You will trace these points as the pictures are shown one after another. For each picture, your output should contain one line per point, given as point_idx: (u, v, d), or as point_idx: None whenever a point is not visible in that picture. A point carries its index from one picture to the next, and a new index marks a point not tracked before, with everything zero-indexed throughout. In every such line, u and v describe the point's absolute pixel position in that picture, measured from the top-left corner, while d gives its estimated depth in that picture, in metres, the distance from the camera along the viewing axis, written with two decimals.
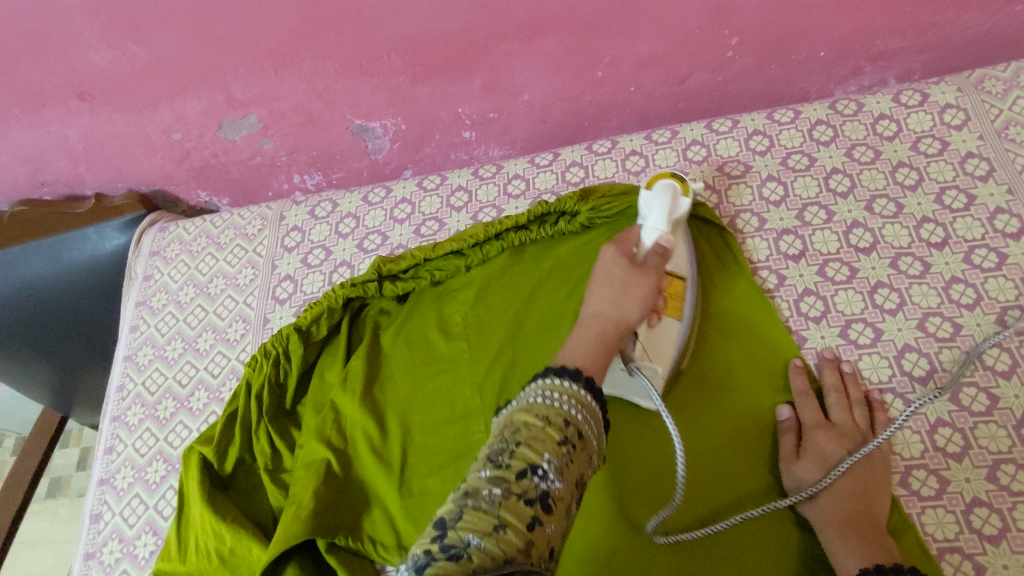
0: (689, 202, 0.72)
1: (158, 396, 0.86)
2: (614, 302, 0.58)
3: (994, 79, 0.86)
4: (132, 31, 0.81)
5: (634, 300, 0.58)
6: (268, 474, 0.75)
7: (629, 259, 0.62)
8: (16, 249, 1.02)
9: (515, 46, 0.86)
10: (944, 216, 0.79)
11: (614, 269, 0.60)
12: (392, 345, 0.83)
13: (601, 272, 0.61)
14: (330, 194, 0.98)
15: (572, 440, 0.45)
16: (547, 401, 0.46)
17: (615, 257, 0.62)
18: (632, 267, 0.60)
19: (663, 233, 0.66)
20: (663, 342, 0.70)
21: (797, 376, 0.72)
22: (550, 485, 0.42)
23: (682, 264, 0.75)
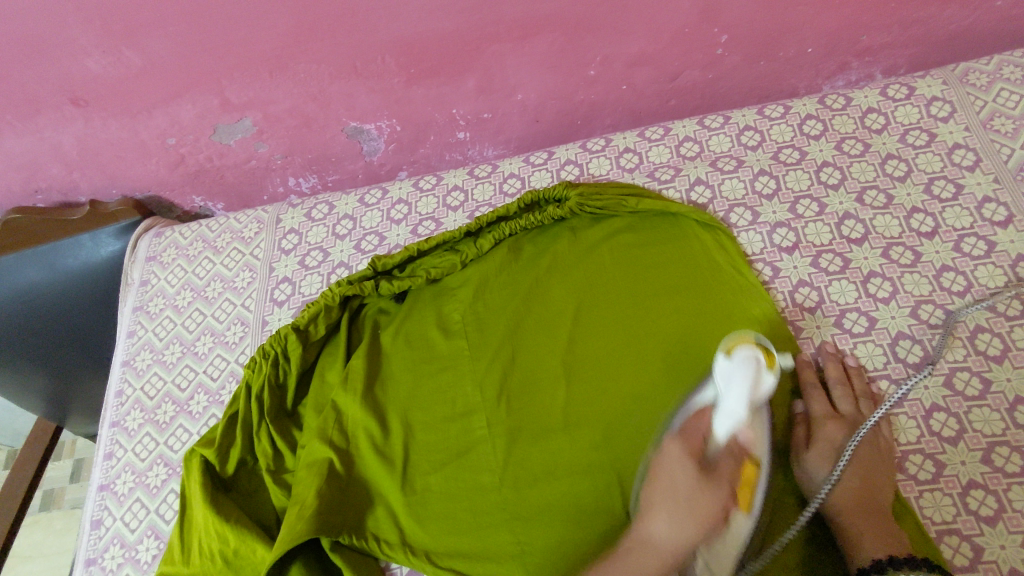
0: (774, 380, 0.56)
1: (157, 401, 0.86)
2: (671, 528, 0.56)
3: (978, 72, 0.88)
4: (126, 37, 0.81)
5: (692, 524, 0.55)
6: (270, 474, 0.75)
7: (698, 460, 0.57)
8: (7, 258, 0.98)
9: (508, 46, 0.87)
10: (933, 206, 0.80)
11: (680, 485, 0.56)
12: (392, 344, 0.83)
13: (663, 474, 0.57)
14: (326, 197, 0.98)
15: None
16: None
17: (682, 459, 0.56)
18: (699, 476, 0.56)
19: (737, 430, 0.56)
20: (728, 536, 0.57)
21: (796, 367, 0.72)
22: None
23: (765, 446, 0.60)
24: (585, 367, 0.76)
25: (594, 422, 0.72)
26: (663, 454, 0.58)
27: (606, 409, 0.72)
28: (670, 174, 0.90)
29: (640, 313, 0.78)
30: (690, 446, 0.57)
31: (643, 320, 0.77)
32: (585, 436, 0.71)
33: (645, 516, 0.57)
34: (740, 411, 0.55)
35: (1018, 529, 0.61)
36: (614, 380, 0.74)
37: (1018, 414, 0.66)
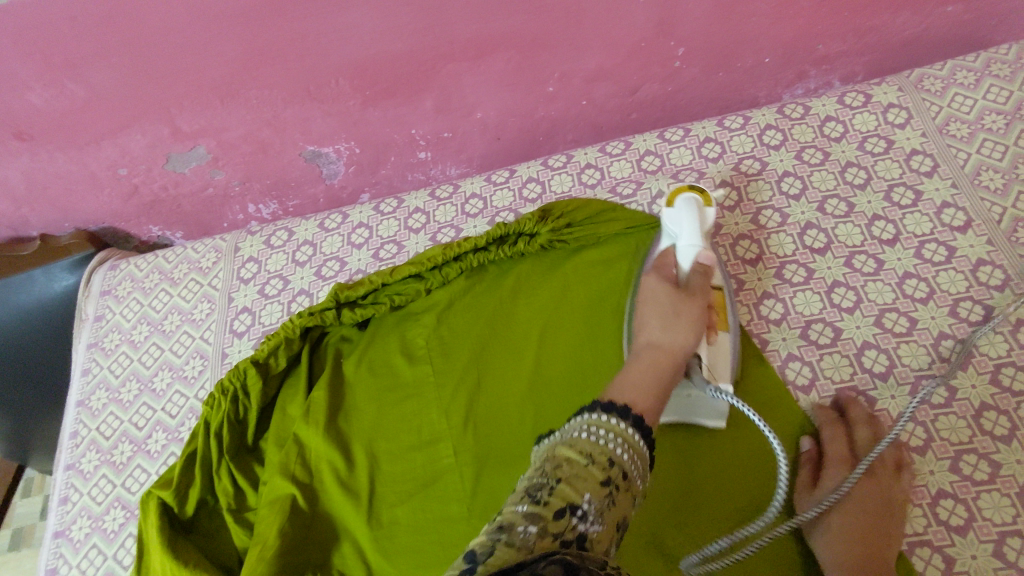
0: (714, 211, 0.71)
1: (114, 441, 0.83)
2: (665, 329, 0.60)
3: (932, 78, 0.88)
4: (68, 70, 0.78)
5: (683, 322, 0.60)
6: (231, 514, 0.73)
7: (673, 283, 0.65)
8: None
9: (464, 66, 0.86)
10: (894, 213, 0.80)
11: (661, 296, 0.63)
12: (355, 373, 0.81)
13: (647, 299, 0.64)
14: (285, 222, 0.96)
15: (619, 477, 0.43)
16: (592, 437, 0.45)
17: (659, 284, 0.65)
18: (677, 292, 0.63)
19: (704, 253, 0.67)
20: (721, 359, 0.68)
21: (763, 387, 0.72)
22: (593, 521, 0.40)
23: (722, 275, 0.74)
24: (551, 392, 0.75)
25: None
26: (642, 291, 0.66)
27: None
28: (632, 188, 0.90)
29: (605, 336, 0.77)
30: (664, 275, 0.66)
31: (608, 343, 0.76)
32: None
33: (639, 331, 0.61)
34: (697, 239, 0.68)
35: (989, 537, 0.61)
36: (579, 406, 0.73)
37: (984, 420, 0.66)
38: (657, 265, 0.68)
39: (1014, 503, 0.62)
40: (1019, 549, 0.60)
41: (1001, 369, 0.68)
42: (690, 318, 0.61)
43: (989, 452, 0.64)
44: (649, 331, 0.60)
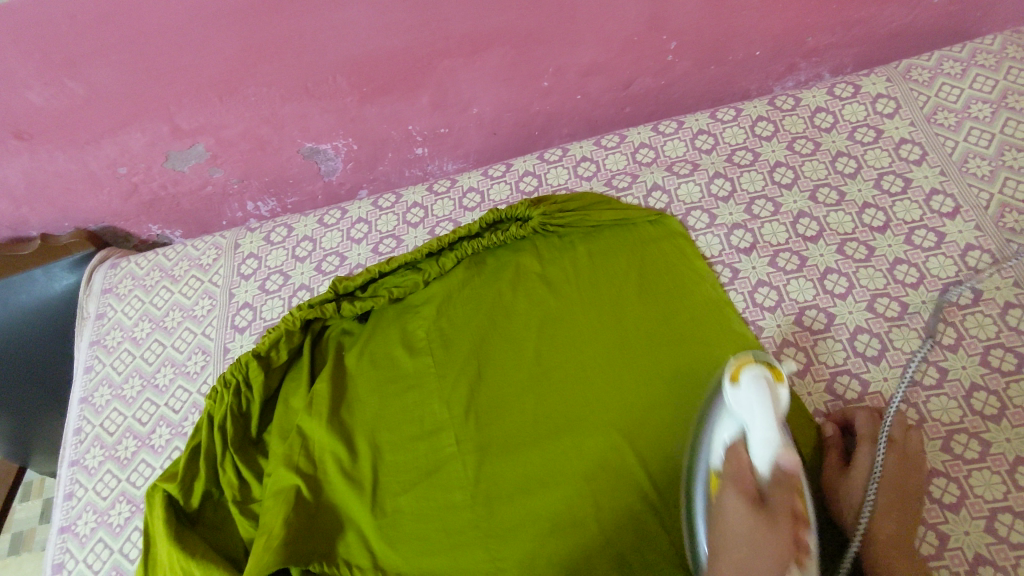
0: (787, 390, 0.58)
1: (117, 437, 0.84)
2: None
3: (920, 68, 0.90)
4: (67, 69, 0.79)
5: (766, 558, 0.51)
6: (236, 505, 0.74)
7: (755, 502, 0.54)
8: None
9: (460, 61, 0.87)
10: (884, 201, 0.82)
11: (742, 531, 0.53)
12: (356, 365, 0.82)
13: (726, 531, 0.54)
14: (284, 219, 0.97)
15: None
16: None
17: (739, 502, 0.54)
18: (761, 516, 0.53)
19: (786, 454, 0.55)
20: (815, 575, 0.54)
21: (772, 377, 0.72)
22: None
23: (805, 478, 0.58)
24: (552, 381, 0.76)
25: (562, 435, 0.72)
26: (720, 513, 0.55)
27: (573, 419, 0.73)
28: (627, 181, 0.91)
29: (604, 325, 0.78)
30: (746, 491, 0.54)
31: (606, 331, 0.78)
32: (554, 448, 0.72)
33: None
34: (772, 435, 0.55)
35: (981, 514, 0.62)
36: (580, 394, 0.74)
37: (974, 400, 0.68)
38: (735, 471, 0.56)
39: (1004, 480, 0.63)
40: (1010, 524, 0.61)
41: (990, 350, 0.70)
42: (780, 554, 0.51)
43: (979, 431, 0.66)
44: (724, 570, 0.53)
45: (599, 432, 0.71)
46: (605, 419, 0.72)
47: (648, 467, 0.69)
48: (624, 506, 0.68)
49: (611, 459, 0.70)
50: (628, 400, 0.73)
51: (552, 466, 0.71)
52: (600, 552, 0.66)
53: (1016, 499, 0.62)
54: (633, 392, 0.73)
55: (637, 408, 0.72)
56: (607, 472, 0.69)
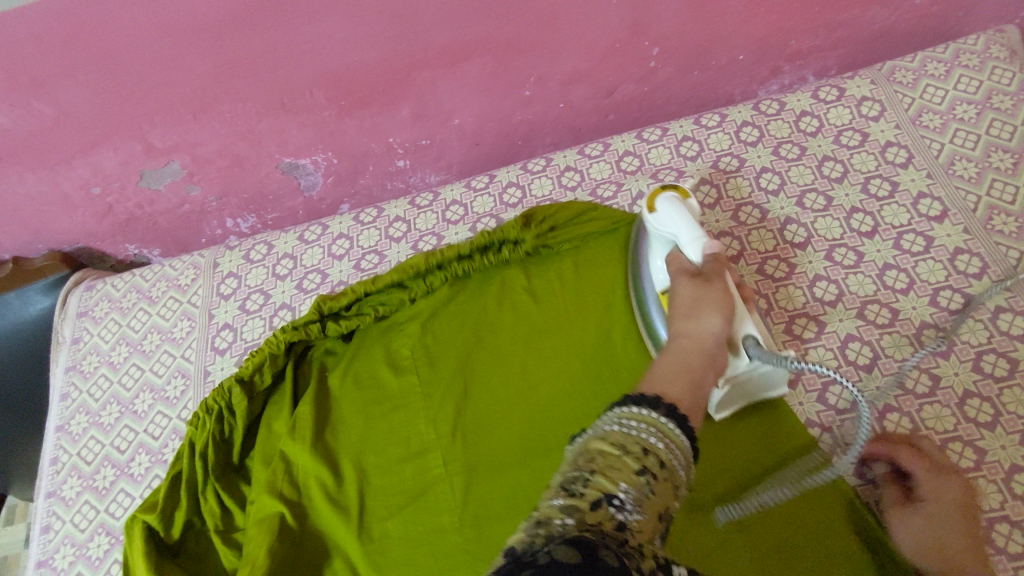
0: (695, 200, 0.72)
1: (95, 466, 0.82)
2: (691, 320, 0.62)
3: (904, 70, 0.89)
4: (34, 89, 0.76)
5: (708, 313, 0.61)
6: (219, 535, 0.72)
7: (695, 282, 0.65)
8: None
9: (439, 73, 0.85)
10: (871, 206, 0.81)
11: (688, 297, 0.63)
12: (340, 387, 0.80)
13: (681, 301, 0.63)
14: (264, 236, 0.95)
15: (652, 461, 0.42)
16: (625, 428, 0.44)
17: (682, 284, 0.65)
18: (698, 286, 0.64)
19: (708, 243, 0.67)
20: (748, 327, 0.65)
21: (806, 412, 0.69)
22: (649, 474, 0.41)
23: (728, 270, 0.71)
24: (541, 400, 0.74)
25: (552, 455, 0.71)
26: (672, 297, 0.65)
27: (562, 436, 0.72)
28: (612, 190, 0.90)
29: (593, 343, 0.77)
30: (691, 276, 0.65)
31: (596, 350, 0.76)
32: (544, 466, 0.70)
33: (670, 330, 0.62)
34: (698, 235, 0.68)
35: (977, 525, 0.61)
36: (570, 414, 0.73)
37: (968, 407, 0.67)
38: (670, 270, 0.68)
39: (1000, 489, 0.62)
40: (1008, 534, 0.60)
41: (983, 356, 0.69)
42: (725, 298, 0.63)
43: (974, 438, 0.65)
44: (694, 324, 0.61)
45: None
46: None
47: None
48: None
49: None
50: None
51: (542, 489, 0.69)
52: None
53: (1014, 508, 0.61)
54: None
55: None
56: None
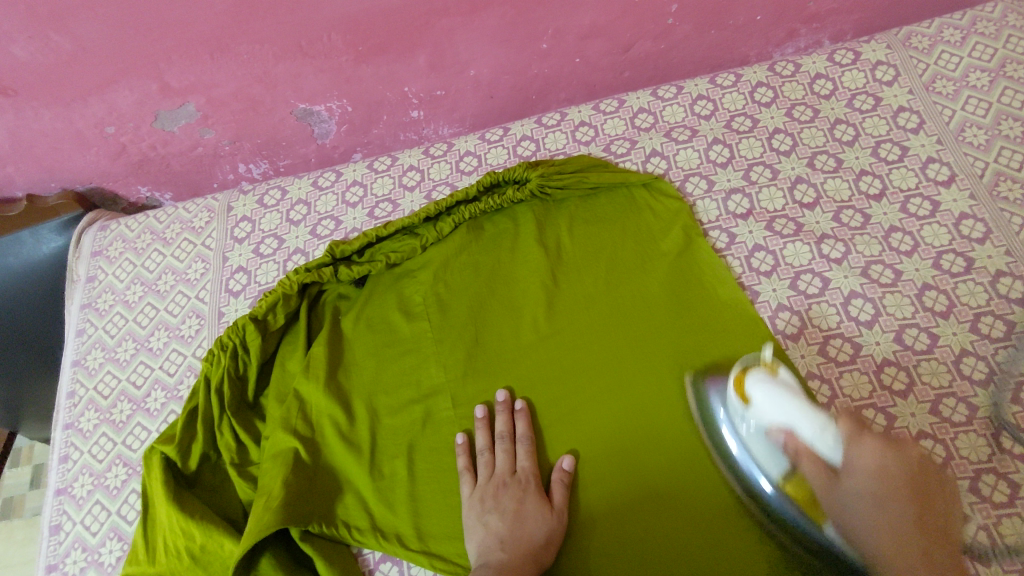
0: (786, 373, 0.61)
1: (112, 400, 0.84)
2: (506, 521, 0.65)
3: (920, 35, 0.90)
4: (52, 21, 0.76)
5: (513, 518, 0.65)
6: (234, 467, 0.74)
7: (532, 486, 0.68)
8: None
9: (457, 21, 0.85)
10: (881, 169, 0.82)
11: (505, 498, 0.67)
12: (353, 330, 0.82)
13: (499, 485, 0.68)
14: (277, 181, 0.96)
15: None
16: None
17: (495, 485, 0.68)
18: (512, 490, 0.67)
19: (804, 444, 0.58)
20: (856, 516, 0.57)
21: (869, 441, 0.56)
22: None
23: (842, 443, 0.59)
24: (554, 350, 0.76)
25: (559, 402, 0.73)
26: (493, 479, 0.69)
27: (572, 390, 0.73)
28: (626, 146, 0.90)
29: (602, 296, 0.78)
30: (530, 480, 0.68)
31: (602, 300, 0.78)
32: (555, 417, 0.72)
33: (480, 512, 0.66)
34: (820, 421, 0.57)
35: (965, 474, 0.64)
36: (580, 363, 0.75)
37: (963, 365, 0.69)
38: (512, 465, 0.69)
39: (988, 442, 0.65)
40: (993, 485, 0.63)
41: (980, 318, 0.71)
42: (891, 505, 0.56)
43: (967, 395, 0.67)
44: (484, 519, 0.66)
45: (597, 406, 0.72)
46: (602, 389, 0.73)
47: (653, 441, 0.69)
48: (622, 460, 0.69)
49: (614, 434, 0.70)
50: (628, 371, 0.73)
51: (549, 440, 0.72)
52: (605, 527, 0.66)
53: (1000, 460, 0.64)
54: (629, 359, 0.74)
55: (636, 381, 0.72)
56: (610, 444, 0.70)
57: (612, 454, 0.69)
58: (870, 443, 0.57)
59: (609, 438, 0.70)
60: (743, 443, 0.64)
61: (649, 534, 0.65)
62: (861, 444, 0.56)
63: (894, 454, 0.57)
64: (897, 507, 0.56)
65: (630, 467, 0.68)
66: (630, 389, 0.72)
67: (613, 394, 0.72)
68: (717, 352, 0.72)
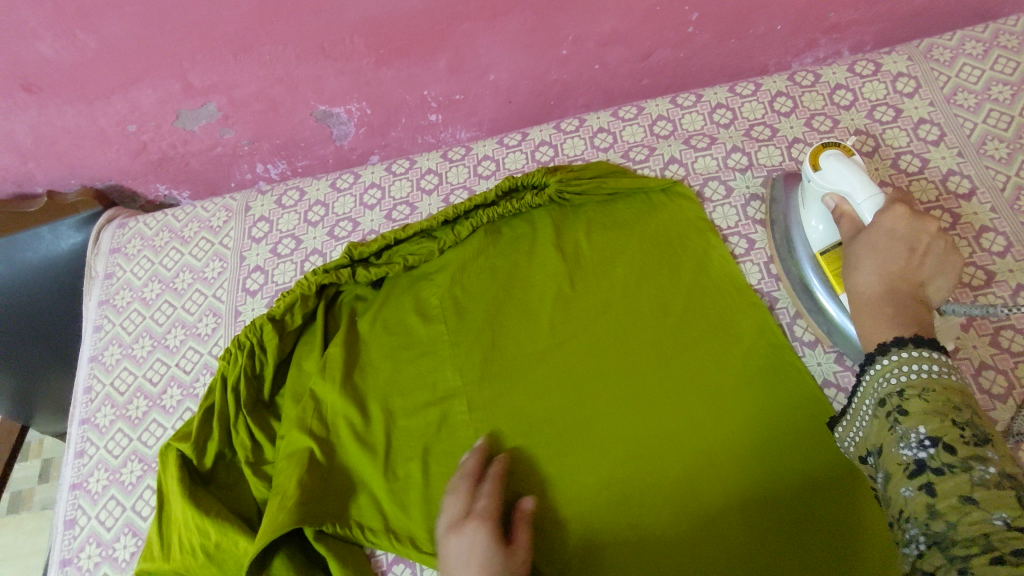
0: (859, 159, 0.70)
1: (128, 396, 0.84)
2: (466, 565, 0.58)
3: (942, 48, 0.89)
4: (79, 20, 0.77)
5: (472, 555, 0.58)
6: (249, 466, 0.74)
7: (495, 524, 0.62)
8: None
9: (478, 26, 0.85)
10: (901, 180, 0.82)
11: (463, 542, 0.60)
12: (369, 332, 0.82)
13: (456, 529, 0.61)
14: (296, 182, 0.96)
15: (901, 404, 0.47)
16: (908, 375, 0.48)
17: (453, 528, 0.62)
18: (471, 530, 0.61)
19: (841, 211, 0.67)
20: (866, 247, 0.61)
21: (895, 216, 0.61)
22: (921, 454, 0.43)
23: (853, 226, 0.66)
24: (569, 354, 0.76)
25: (574, 408, 0.73)
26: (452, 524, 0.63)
27: (588, 393, 0.73)
28: (644, 153, 0.90)
29: (621, 302, 0.78)
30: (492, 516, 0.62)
31: (619, 304, 0.78)
32: (567, 419, 0.72)
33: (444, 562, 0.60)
34: (872, 191, 0.65)
35: None
36: (596, 367, 0.75)
37: (983, 379, 0.69)
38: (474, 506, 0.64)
39: None
40: None
41: (1001, 332, 0.71)
42: (888, 256, 0.60)
43: (987, 409, 0.67)
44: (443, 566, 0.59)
45: (615, 414, 0.72)
46: (618, 393, 0.73)
47: (668, 447, 0.69)
48: (637, 467, 0.69)
49: (627, 438, 0.70)
50: (643, 375, 0.73)
51: (563, 445, 0.71)
52: (617, 534, 0.66)
53: None
54: (645, 364, 0.74)
55: (651, 386, 0.72)
56: (622, 449, 0.70)
57: (627, 462, 0.69)
58: (898, 209, 0.62)
59: (625, 445, 0.70)
60: (806, 230, 0.74)
61: (663, 545, 0.65)
62: (894, 214, 0.61)
63: (911, 223, 0.60)
64: (880, 258, 0.60)
65: (644, 474, 0.68)
66: (645, 395, 0.72)
67: (627, 399, 0.72)
68: (734, 358, 0.72)
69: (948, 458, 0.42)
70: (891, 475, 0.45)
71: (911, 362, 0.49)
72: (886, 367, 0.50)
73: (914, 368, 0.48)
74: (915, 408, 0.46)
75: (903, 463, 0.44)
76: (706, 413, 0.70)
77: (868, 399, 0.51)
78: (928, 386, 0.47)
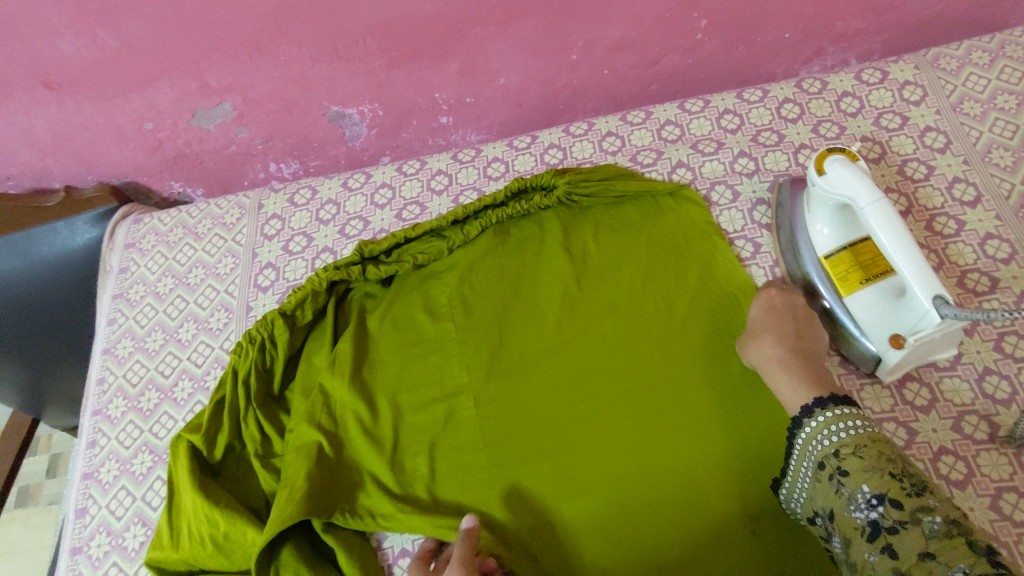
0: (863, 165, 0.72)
1: (140, 389, 0.86)
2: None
3: (948, 57, 0.90)
4: (101, 19, 0.79)
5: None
6: (258, 459, 0.75)
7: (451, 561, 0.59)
8: None
9: (490, 30, 0.86)
10: (906, 187, 0.83)
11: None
12: (378, 328, 0.83)
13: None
14: (308, 181, 0.98)
15: (839, 466, 0.50)
16: (834, 437, 0.52)
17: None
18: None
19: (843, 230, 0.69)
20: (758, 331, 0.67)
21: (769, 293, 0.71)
22: (873, 514, 0.46)
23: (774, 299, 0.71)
24: (575, 353, 0.77)
25: (579, 405, 0.74)
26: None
27: (592, 391, 0.74)
28: (652, 157, 0.92)
29: (627, 302, 0.79)
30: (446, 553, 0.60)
31: (625, 304, 0.79)
32: (573, 416, 0.73)
33: None
34: (877, 196, 0.66)
35: (986, 492, 0.64)
36: (601, 366, 0.76)
37: (986, 384, 0.69)
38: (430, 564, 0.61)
39: (1011, 461, 0.65)
40: (1015, 503, 0.63)
41: (1004, 337, 0.71)
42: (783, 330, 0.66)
43: (990, 414, 0.68)
44: None
45: (619, 412, 0.73)
46: (622, 392, 0.74)
47: (672, 446, 0.70)
48: (641, 465, 0.70)
49: (632, 436, 0.71)
50: (648, 375, 0.74)
51: (568, 442, 0.72)
52: (620, 531, 0.67)
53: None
54: (651, 364, 0.74)
55: (655, 384, 0.73)
56: (626, 447, 0.71)
57: (628, 462, 0.70)
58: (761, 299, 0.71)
59: (628, 445, 0.71)
60: (811, 235, 0.76)
61: (664, 544, 0.66)
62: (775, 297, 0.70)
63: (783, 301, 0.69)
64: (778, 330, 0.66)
65: (648, 472, 0.69)
66: (649, 394, 0.73)
67: (632, 397, 0.73)
68: (738, 359, 0.73)
69: (897, 514, 0.45)
70: (852, 540, 0.48)
71: (830, 425, 0.53)
72: (808, 435, 0.54)
73: (835, 431, 0.52)
74: (854, 468, 0.49)
75: (859, 526, 0.47)
76: (710, 412, 0.71)
77: (806, 462, 0.54)
78: (859, 443, 0.50)
